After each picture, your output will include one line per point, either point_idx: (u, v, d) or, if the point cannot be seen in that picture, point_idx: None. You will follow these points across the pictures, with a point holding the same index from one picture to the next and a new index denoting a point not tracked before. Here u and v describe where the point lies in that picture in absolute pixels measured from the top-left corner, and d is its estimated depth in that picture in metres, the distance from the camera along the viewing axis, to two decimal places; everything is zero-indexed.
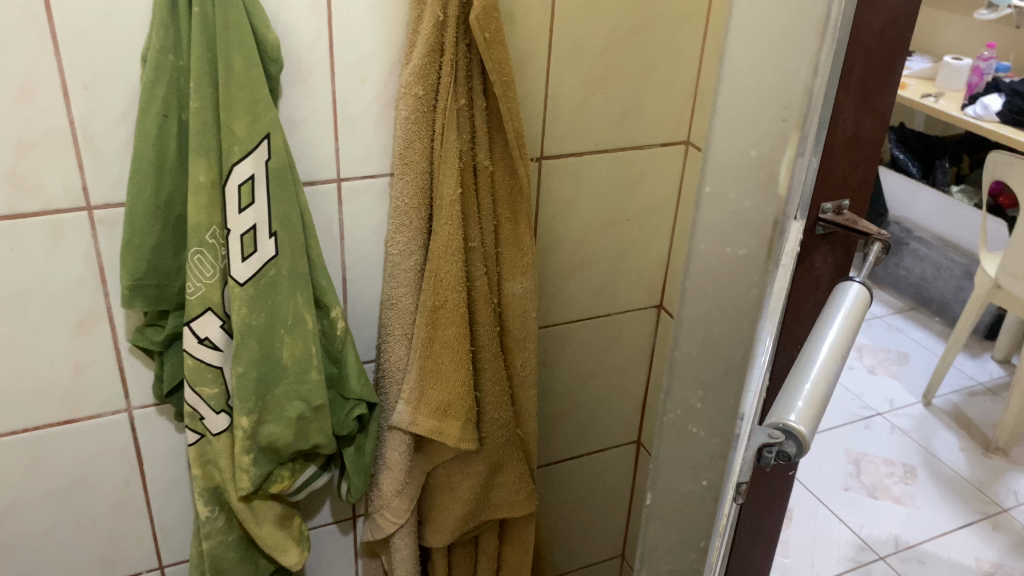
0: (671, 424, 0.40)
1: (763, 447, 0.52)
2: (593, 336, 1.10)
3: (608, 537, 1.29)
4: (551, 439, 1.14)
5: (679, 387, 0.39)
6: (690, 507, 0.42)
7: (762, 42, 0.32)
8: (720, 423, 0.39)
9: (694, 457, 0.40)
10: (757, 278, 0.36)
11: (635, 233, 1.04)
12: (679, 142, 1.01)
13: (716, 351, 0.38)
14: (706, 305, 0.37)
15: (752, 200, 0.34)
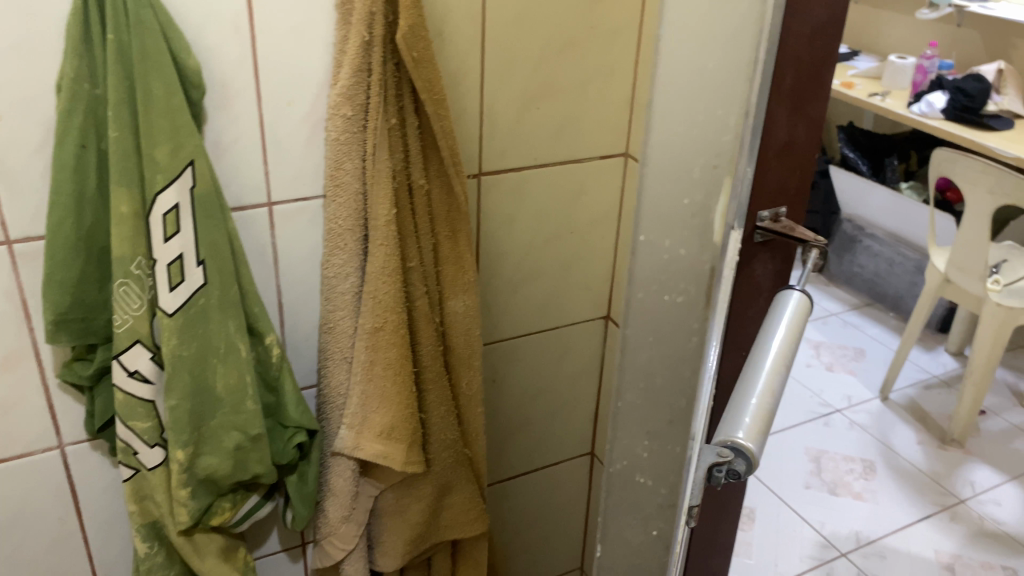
0: (620, 473, 0.47)
1: (711, 468, 0.50)
2: (541, 351, 1.09)
3: (566, 550, 1.28)
4: (503, 456, 1.13)
5: (626, 438, 0.46)
6: (632, 552, 0.49)
7: (691, 93, 0.38)
8: (666, 475, 0.47)
9: (644, 507, 0.48)
10: (696, 324, 0.43)
11: (578, 246, 1.04)
12: (618, 154, 1.00)
13: (663, 402, 0.45)
14: (648, 353, 0.44)
15: (687, 248, 0.41)
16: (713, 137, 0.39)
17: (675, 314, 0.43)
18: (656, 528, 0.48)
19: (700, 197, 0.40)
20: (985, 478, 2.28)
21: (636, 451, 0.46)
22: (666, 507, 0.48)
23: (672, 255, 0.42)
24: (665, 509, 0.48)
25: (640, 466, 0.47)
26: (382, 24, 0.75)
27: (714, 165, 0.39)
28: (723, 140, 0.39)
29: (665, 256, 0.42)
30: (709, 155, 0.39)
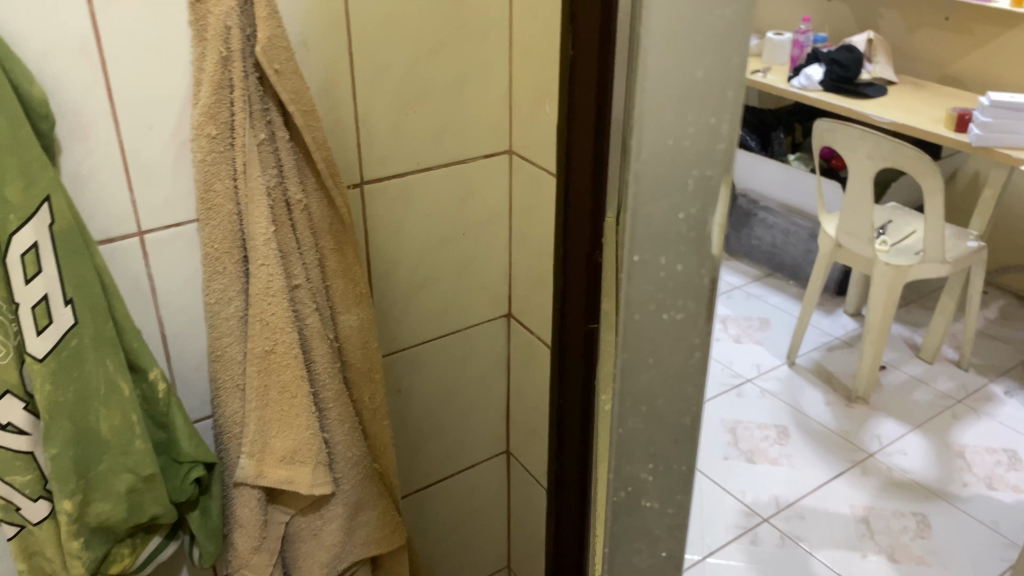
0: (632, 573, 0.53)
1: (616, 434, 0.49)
2: (445, 355, 1.08)
3: (492, 549, 1.28)
4: (417, 464, 1.12)
5: (629, 467, 0.50)
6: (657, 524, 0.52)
7: (672, 103, 0.40)
8: (670, 491, 0.51)
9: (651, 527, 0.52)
10: (695, 338, 0.47)
11: (472, 246, 1.03)
12: (502, 151, 1.00)
13: (666, 423, 0.49)
14: (648, 375, 0.47)
15: (683, 262, 0.44)
16: (706, 144, 0.42)
17: (674, 331, 0.46)
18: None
19: (695, 210, 0.43)
20: (890, 431, 2.38)
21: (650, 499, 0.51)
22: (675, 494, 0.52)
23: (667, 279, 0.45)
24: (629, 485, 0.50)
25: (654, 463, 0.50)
26: (241, 38, 0.73)
27: (708, 173, 0.43)
28: (716, 147, 0.42)
29: (661, 274, 0.44)
30: (701, 165, 0.42)
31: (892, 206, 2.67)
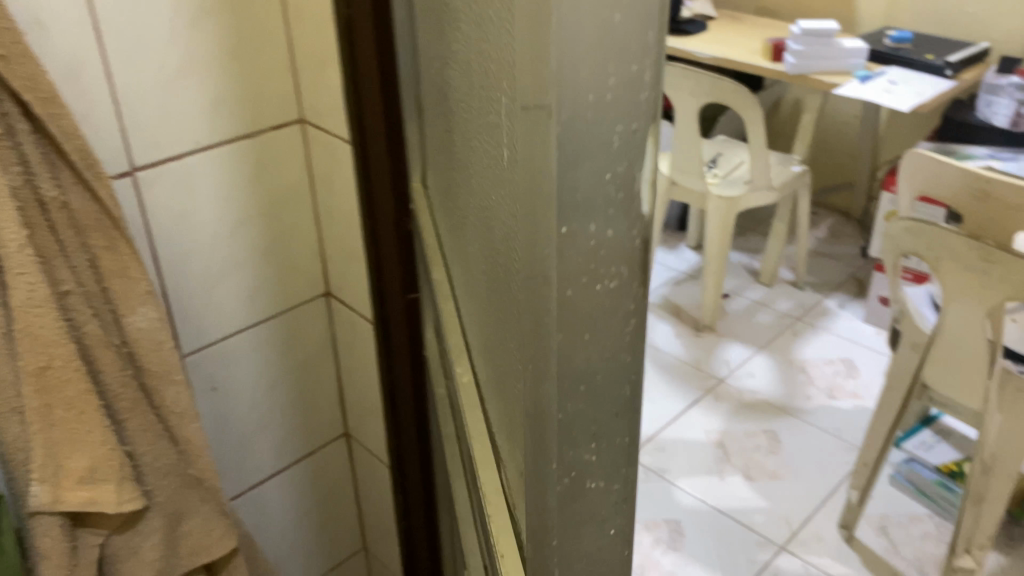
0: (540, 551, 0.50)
1: (495, 365, 0.63)
2: (262, 344, 1.02)
3: (344, 533, 1.24)
4: (248, 460, 1.06)
5: (572, 452, 0.45)
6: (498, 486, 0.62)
7: (597, 43, 0.34)
8: (614, 465, 0.47)
9: (598, 506, 0.48)
10: (629, 305, 0.42)
11: (274, 226, 0.97)
12: (292, 121, 0.94)
13: (608, 400, 0.45)
14: (585, 353, 0.43)
15: (615, 228, 0.39)
16: (631, 97, 0.37)
17: (609, 304, 0.42)
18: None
19: (621, 169, 0.38)
20: (737, 355, 2.48)
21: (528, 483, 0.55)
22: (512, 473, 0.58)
23: (466, 274, 0.70)
24: (504, 436, 0.61)
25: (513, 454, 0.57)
26: None
27: (633, 128, 0.38)
28: (639, 99, 0.37)
29: (591, 243, 0.39)
30: (625, 121, 0.37)
31: (721, 140, 2.76)
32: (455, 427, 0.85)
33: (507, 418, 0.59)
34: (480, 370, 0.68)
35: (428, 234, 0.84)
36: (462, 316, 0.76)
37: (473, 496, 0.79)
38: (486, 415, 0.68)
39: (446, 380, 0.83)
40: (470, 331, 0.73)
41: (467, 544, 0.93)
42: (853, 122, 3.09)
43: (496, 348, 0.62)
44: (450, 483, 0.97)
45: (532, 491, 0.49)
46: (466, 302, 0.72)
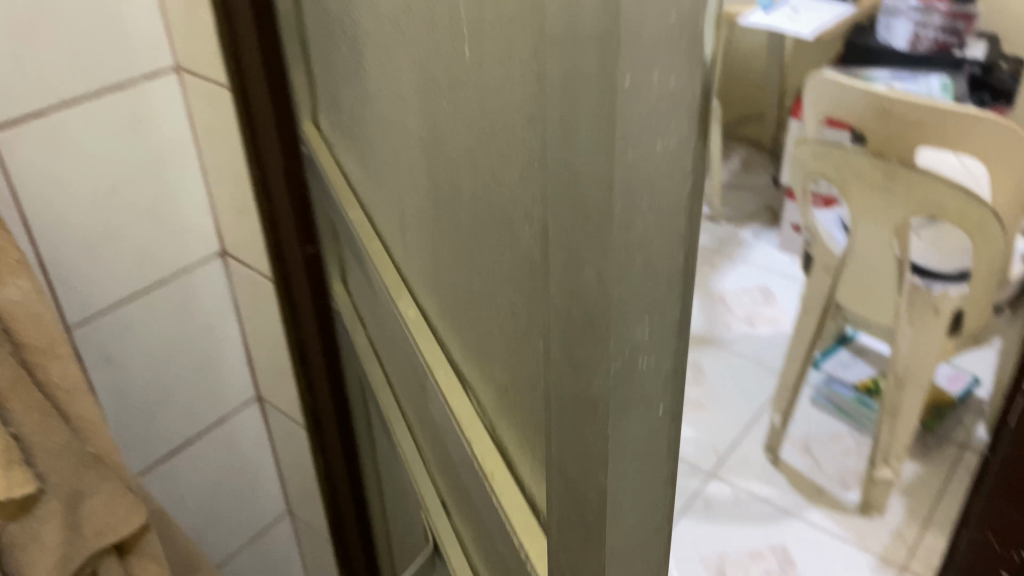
0: (575, 479, 0.41)
1: (474, 282, 0.54)
2: (157, 310, 0.96)
3: (266, 498, 1.20)
4: (152, 433, 1.01)
5: (624, 322, 0.34)
6: (477, 421, 0.58)
7: None
8: (668, 343, 0.35)
9: (650, 390, 0.36)
10: (691, 164, 0.30)
11: (157, 184, 0.91)
12: (167, 69, 0.87)
13: (664, 266, 0.33)
14: (644, 218, 0.31)
15: (677, 73, 0.28)
16: None
17: (666, 164, 0.30)
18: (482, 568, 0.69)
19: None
20: None
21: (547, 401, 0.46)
22: (504, 400, 0.54)
23: (405, 210, 0.65)
24: (501, 354, 0.52)
25: (522, 368, 0.49)
26: None
27: None
28: None
29: (653, 94, 0.29)
30: None
31: None
32: (397, 370, 0.79)
33: (498, 340, 0.52)
34: (457, 286, 0.58)
35: (327, 179, 0.80)
36: (412, 240, 0.66)
37: (429, 437, 0.74)
38: (464, 341, 0.60)
39: (377, 328, 0.83)
40: (422, 259, 0.64)
41: (412, 491, 0.94)
42: (759, 53, 3.11)
43: (475, 259, 0.53)
44: (386, 433, 0.97)
45: (564, 403, 0.40)
46: (396, 241, 0.70)
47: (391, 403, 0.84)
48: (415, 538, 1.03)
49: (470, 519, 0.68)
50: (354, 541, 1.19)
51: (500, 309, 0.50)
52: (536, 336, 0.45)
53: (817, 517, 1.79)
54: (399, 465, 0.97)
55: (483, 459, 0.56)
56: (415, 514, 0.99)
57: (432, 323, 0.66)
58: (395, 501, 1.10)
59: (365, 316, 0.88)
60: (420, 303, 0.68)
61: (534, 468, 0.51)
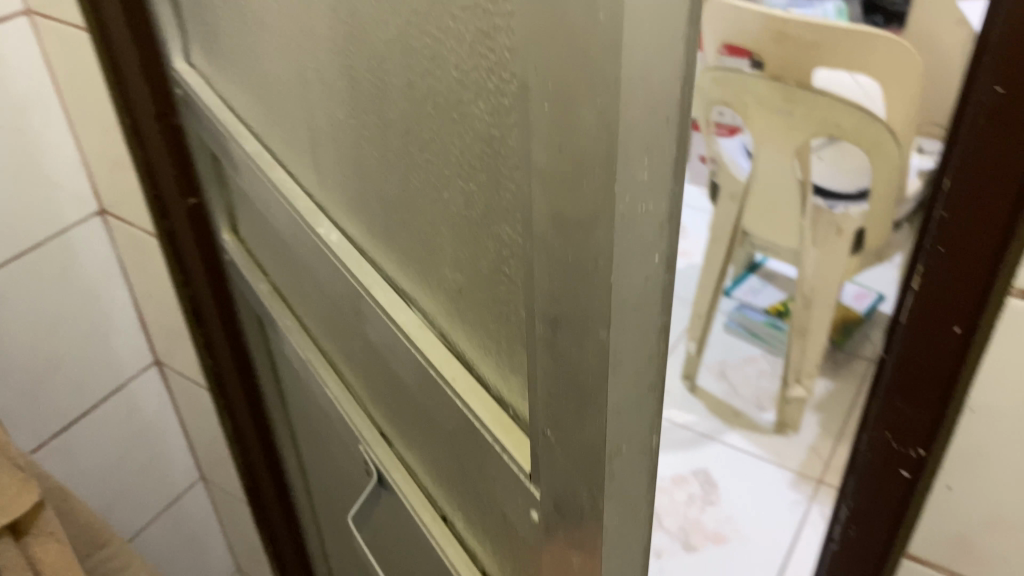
0: (566, 359, 0.33)
1: (408, 171, 0.45)
2: (34, 277, 0.90)
3: (177, 464, 1.16)
4: (42, 407, 0.96)
5: (619, 160, 0.26)
6: (426, 331, 0.50)
7: None
8: (665, 187, 0.28)
9: (648, 242, 0.29)
10: None
11: (20, 141, 0.84)
12: (15, 14, 0.79)
13: (667, 85, 0.25)
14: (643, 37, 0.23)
15: None
16: None
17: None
18: (442, 490, 0.62)
19: None
20: None
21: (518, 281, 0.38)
22: (456, 300, 0.46)
23: (314, 123, 0.57)
24: (450, 245, 0.44)
25: (480, 256, 0.41)
26: None
27: None
28: None
29: None
30: None
31: None
32: (319, 303, 0.72)
33: (446, 231, 0.44)
34: (386, 183, 0.49)
35: (207, 119, 0.74)
36: (324, 149, 0.57)
37: (363, 365, 0.67)
38: (400, 244, 0.51)
39: (280, 273, 0.80)
40: (340, 166, 0.56)
41: (326, 441, 0.92)
42: None
43: (406, 147, 0.44)
44: (292, 384, 0.93)
45: (547, 275, 0.32)
46: (295, 164, 0.64)
47: (320, 335, 0.77)
48: (331, 488, 1.01)
49: (421, 442, 0.61)
50: (271, 494, 1.16)
51: (444, 196, 0.42)
52: (498, 212, 0.37)
53: (736, 440, 1.85)
54: (308, 413, 0.94)
55: (442, 367, 0.48)
56: (329, 464, 0.97)
57: (359, 244, 0.58)
58: (302, 454, 1.07)
59: (272, 256, 0.80)
60: (339, 227, 0.60)
61: (503, 366, 0.44)
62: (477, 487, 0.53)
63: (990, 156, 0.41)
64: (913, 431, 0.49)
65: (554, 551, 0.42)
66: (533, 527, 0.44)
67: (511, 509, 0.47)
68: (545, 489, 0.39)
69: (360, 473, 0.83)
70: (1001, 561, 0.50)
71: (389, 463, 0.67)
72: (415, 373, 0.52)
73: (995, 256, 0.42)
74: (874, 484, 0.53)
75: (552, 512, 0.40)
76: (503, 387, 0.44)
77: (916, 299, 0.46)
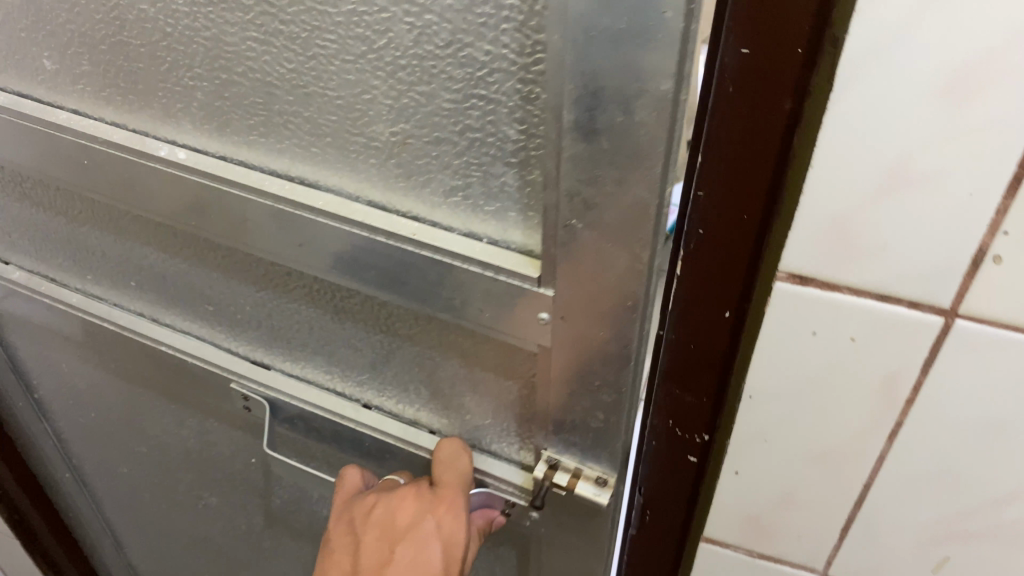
0: (619, 131, 0.31)
1: (314, 37, 0.36)
2: None
3: None
4: None
5: None
6: (352, 204, 0.40)
7: None
8: None
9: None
10: None
11: None
12: None
13: None
14: None
15: None
16: None
17: None
18: (366, 372, 0.53)
19: None
20: None
21: (512, 96, 0.33)
22: (399, 155, 0.38)
23: (63, 21, 0.44)
24: (389, 101, 0.36)
25: (436, 92, 0.34)
26: None
27: None
28: None
29: None
30: None
31: None
32: (146, 262, 0.56)
33: (382, 84, 0.36)
34: (267, 66, 0.38)
35: None
36: (109, 56, 0.44)
37: (217, 289, 0.54)
38: (291, 129, 0.40)
39: (35, 242, 0.62)
40: (158, 67, 0.42)
41: (119, 429, 0.78)
42: None
43: (309, 9, 0.35)
44: (59, 374, 0.76)
45: (591, 56, 0.29)
46: (30, 80, 0.49)
47: (134, 298, 0.60)
48: (127, 485, 0.86)
49: (322, 330, 0.52)
50: (41, 526, 0.95)
51: (380, 45, 0.34)
52: (477, 27, 0.32)
53: None
54: (87, 406, 0.78)
55: (396, 227, 0.39)
56: (126, 454, 0.81)
57: (216, 154, 0.44)
58: (86, 460, 0.87)
59: (24, 225, 0.61)
60: (180, 143, 0.45)
61: (480, 194, 0.37)
62: (427, 339, 0.47)
63: (739, 147, 0.33)
64: (693, 416, 0.44)
65: (578, 344, 0.39)
66: (536, 335, 0.40)
67: (510, 328, 0.41)
68: (564, 280, 0.37)
69: (189, 444, 0.71)
70: (791, 535, 0.46)
71: (290, 392, 0.55)
72: (355, 258, 0.41)
73: (757, 237, 0.36)
74: (658, 467, 0.48)
75: (571, 297, 0.37)
76: (486, 217, 0.38)
77: (677, 287, 0.39)
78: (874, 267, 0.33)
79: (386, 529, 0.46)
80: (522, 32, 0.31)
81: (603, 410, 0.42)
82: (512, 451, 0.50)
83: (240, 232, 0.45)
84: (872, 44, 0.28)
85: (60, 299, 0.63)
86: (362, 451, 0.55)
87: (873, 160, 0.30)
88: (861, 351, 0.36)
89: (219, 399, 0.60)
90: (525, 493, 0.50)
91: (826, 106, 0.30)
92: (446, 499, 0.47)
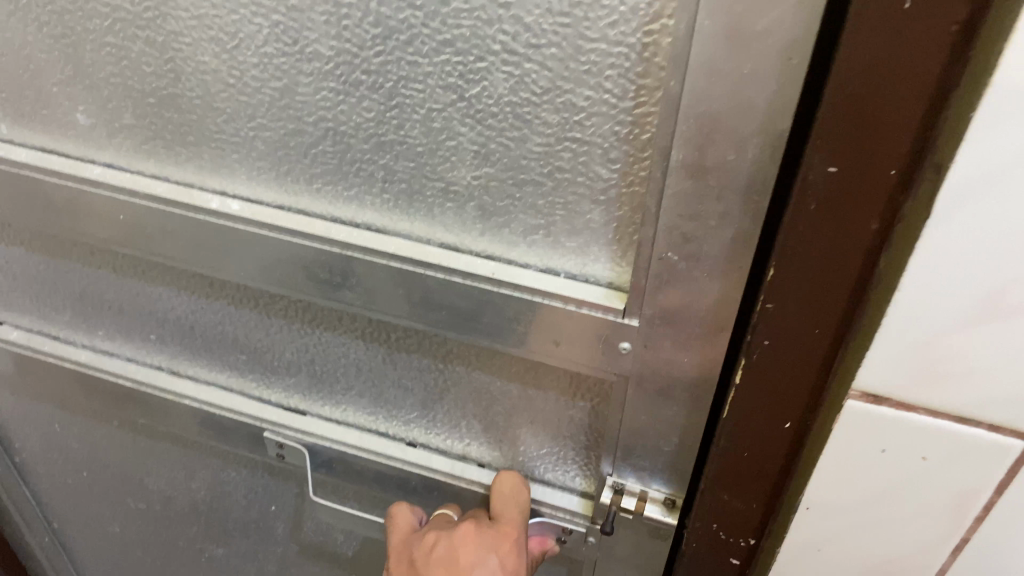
0: (726, 167, 0.33)
1: (398, 86, 0.37)
2: None
3: None
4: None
5: None
6: (425, 248, 0.43)
7: None
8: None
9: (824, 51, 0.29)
10: None
11: None
12: None
13: None
14: None
15: None
16: None
17: None
18: (415, 411, 0.53)
19: None
20: None
21: (606, 137, 0.36)
22: (478, 199, 0.41)
23: (107, 74, 0.43)
24: (475, 147, 0.38)
25: (528, 136, 0.37)
26: None
27: None
28: None
29: None
30: None
31: None
32: (173, 313, 0.54)
33: (470, 130, 0.38)
34: (347, 114, 0.39)
35: None
36: (157, 109, 0.43)
37: (256, 336, 0.53)
38: (362, 176, 0.42)
39: (35, 298, 0.59)
40: (214, 117, 0.42)
41: (109, 491, 0.73)
42: None
43: (398, 60, 0.36)
44: (46, 435, 0.71)
45: (706, 99, 0.32)
46: (54, 134, 0.48)
47: (152, 351, 0.58)
48: (107, 554, 0.80)
49: (371, 371, 0.52)
50: None
51: (472, 93, 0.36)
52: (578, 77, 0.34)
53: None
54: (74, 469, 0.73)
55: (474, 268, 0.42)
56: (113, 520, 0.76)
57: (270, 203, 0.45)
58: (62, 531, 0.80)
59: (24, 281, 0.58)
60: (229, 194, 0.46)
61: (562, 231, 0.40)
62: (486, 374, 0.49)
63: (821, 264, 0.33)
64: (741, 521, 0.44)
65: (663, 371, 0.42)
66: (616, 363, 0.43)
67: (584, 363, 0.44)
68: (652, 309, 0.40)
69: (197, 500, 0.69)
70: None
71: (330, 437, 0.55)
72: (434, 296, 0.43)
73: (830, 349, 0.35)
74: (699, 566, 0.47)
75: (658, 327, 0.40)
76: (566, 253, 0.41)
77: (737, 392, 0.39)
78: (956, 390, 0.33)
79: (449, 567, 0.45)
80: (626, 78, 0.34)
81: (673, 435, 0.45)
82: (572, 481, 0.52)
83: (302, 277, 0.46)
84: (981, 175, 0.27)
85: (65, 356, 0.59)
86: (407, 490, 0.55)
87: (966, 291, 0.30)
88: (934, 470, 0.36)
89: (248, 450, 0.59)
90: (584, 521, 0.51)
91: (921, 235, 0.29)
92: (507, 535, 0.46)
